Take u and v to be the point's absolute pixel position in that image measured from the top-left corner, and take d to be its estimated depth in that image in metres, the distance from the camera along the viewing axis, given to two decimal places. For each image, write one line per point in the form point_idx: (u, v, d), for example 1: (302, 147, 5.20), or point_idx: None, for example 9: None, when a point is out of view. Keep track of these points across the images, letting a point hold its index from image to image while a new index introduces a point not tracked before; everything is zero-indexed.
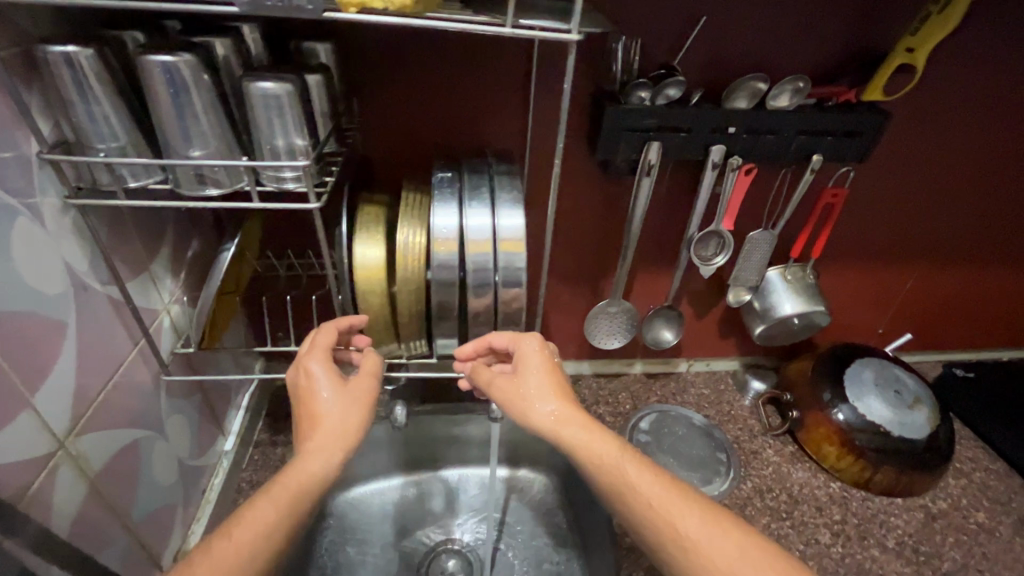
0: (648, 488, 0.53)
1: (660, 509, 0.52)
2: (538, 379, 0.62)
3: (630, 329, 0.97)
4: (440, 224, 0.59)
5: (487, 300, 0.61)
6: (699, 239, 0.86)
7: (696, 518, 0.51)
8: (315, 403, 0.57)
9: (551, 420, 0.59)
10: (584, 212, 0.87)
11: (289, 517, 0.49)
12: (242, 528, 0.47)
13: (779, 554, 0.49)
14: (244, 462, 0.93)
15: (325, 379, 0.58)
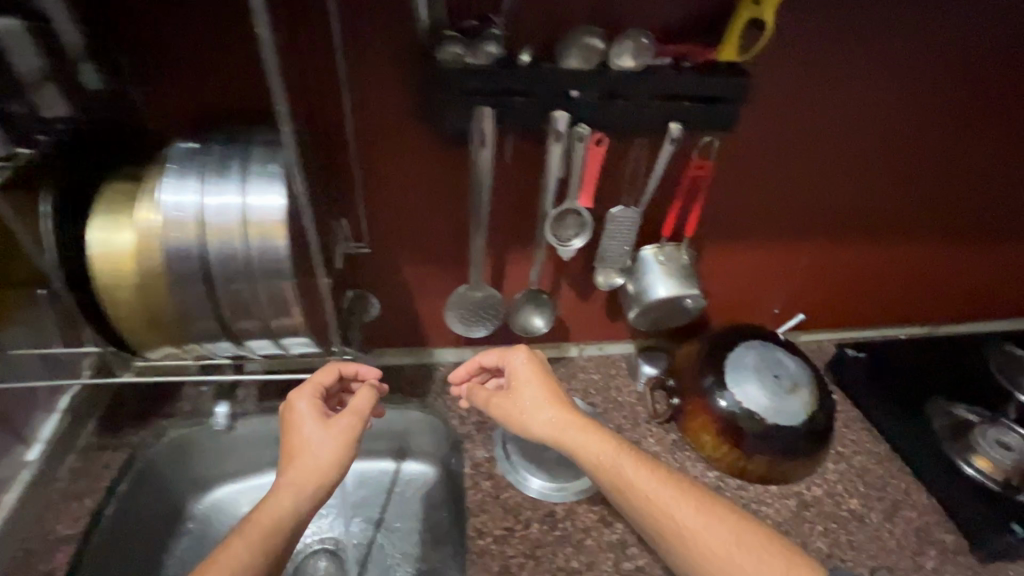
0: (647, 485, 0.67)
1: (658, 502, 0.66)
2: (533, 397, 0.76)
3: (497, 317, 0.90)
4: (172, 204, 0.49)
5: (249, 297, 0.52)
6: (555, 218, 0.78)
7: (687, 511, 0.65)
8: (305, 439, 0.69)
9: (551, 426, 0.73)
10: (427, 187, 0.78)
11: (265, 543, 0.60)
12: (223, 557, 0.58)
13: (769, 539, 0.62)
14: (61, 473, 0.84)
15: (306, 414, 0.71)
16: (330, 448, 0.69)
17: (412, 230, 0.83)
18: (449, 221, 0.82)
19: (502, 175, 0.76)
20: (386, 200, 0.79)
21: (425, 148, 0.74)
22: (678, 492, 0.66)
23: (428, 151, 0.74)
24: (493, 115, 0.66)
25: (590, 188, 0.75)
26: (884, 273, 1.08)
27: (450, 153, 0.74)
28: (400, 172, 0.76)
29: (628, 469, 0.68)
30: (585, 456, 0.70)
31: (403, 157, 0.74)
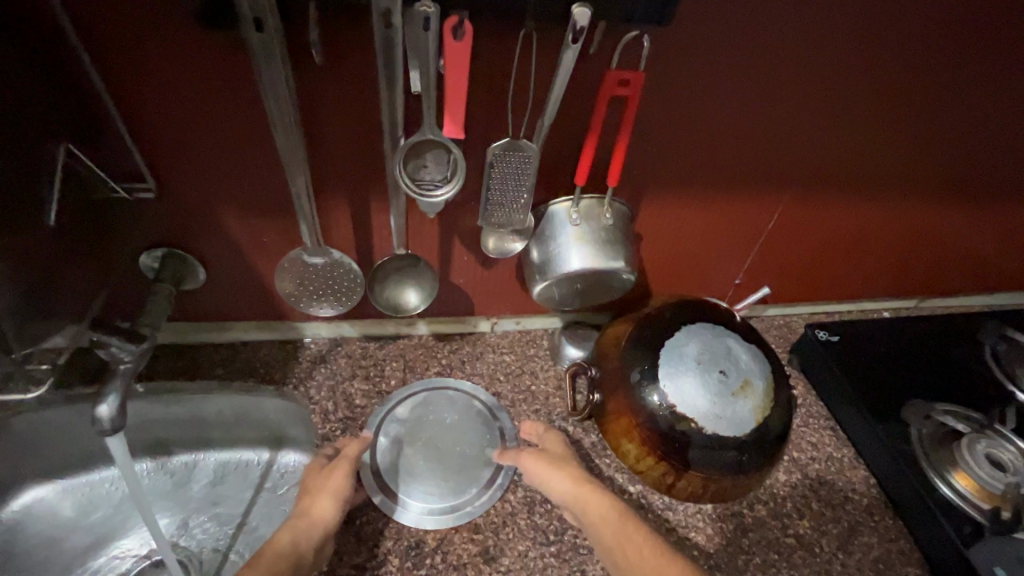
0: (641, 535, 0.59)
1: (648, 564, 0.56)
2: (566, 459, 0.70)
3: (354, 292, 0.67)
4: None
5: None
6: (410, 153, 0.53)
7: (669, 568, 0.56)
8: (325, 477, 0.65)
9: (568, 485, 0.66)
10: (212, 101, 0.52)
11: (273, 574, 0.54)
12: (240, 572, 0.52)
13: None
14: None
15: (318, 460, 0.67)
16: (337, 493, 0.64)
17: (211, 166, 0.58)
18: (262, 154, 0.57)
19: (318, 84, 0.50)
20: (154, 119, 0.53)
21: (187, 35, 0.47)
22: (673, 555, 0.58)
23: (191, 40, 0.47)
24: None
25: (457, 112, 0.49)
26: (871, 237, 0.85)
27: (228, 45, 0.48)
28: (161, 75, 0.50)
29: (624, 530, 0.60)
30: (593, 508, 0.63)
31: (157, 49, 0.48)
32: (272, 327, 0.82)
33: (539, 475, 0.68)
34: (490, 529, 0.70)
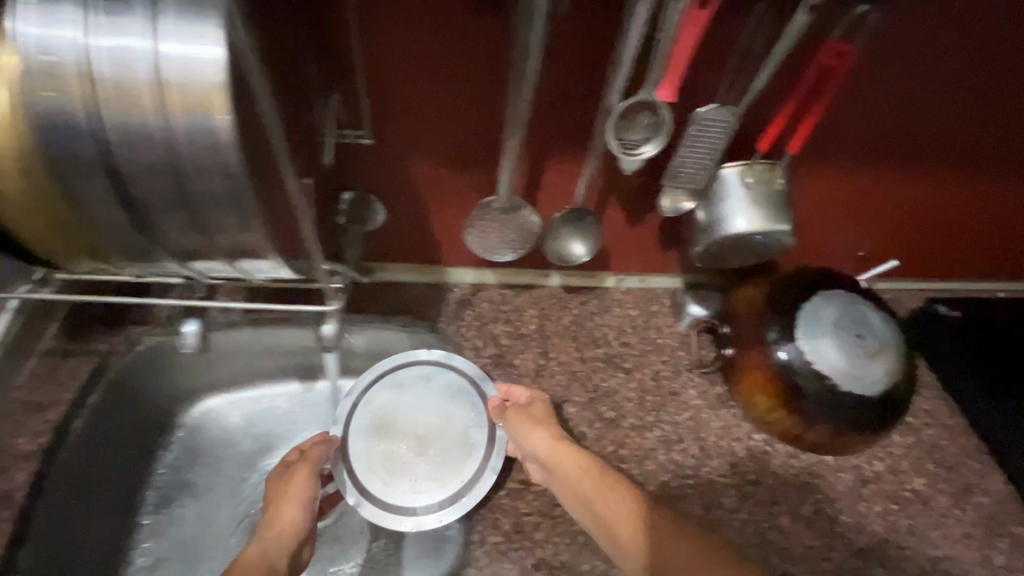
0: (616, 517, 0.62)
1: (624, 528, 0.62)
2: (522, 422, 0.72)
3: (528, 239, 0.72)
4: (55, 42, 0.36)
5: (211, 184, 0.39)
6: (622, 114, 0.57)
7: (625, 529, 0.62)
8: (287, 486, 0.67)
9: (547, 447, 0.68)
10: (442, 46, 0.56)
11: None
12: None
13: None
14: (22, 376, 0.72)
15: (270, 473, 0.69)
16: (302, 500, 0.66)
17: (423, 112, 0.62)
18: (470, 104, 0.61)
19: (556, 36, 0.54)
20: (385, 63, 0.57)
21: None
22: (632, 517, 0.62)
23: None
24: None
25: (677, 77, 0.52)
26: (939, 221, 0.84)
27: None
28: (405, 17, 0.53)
29: (607, 496, 0.64)
30: (571, 484, 0.66)
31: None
32: (423, 270, 0.90)
33: (520, 438, 0.71)
34: (633, 461, 0.76)
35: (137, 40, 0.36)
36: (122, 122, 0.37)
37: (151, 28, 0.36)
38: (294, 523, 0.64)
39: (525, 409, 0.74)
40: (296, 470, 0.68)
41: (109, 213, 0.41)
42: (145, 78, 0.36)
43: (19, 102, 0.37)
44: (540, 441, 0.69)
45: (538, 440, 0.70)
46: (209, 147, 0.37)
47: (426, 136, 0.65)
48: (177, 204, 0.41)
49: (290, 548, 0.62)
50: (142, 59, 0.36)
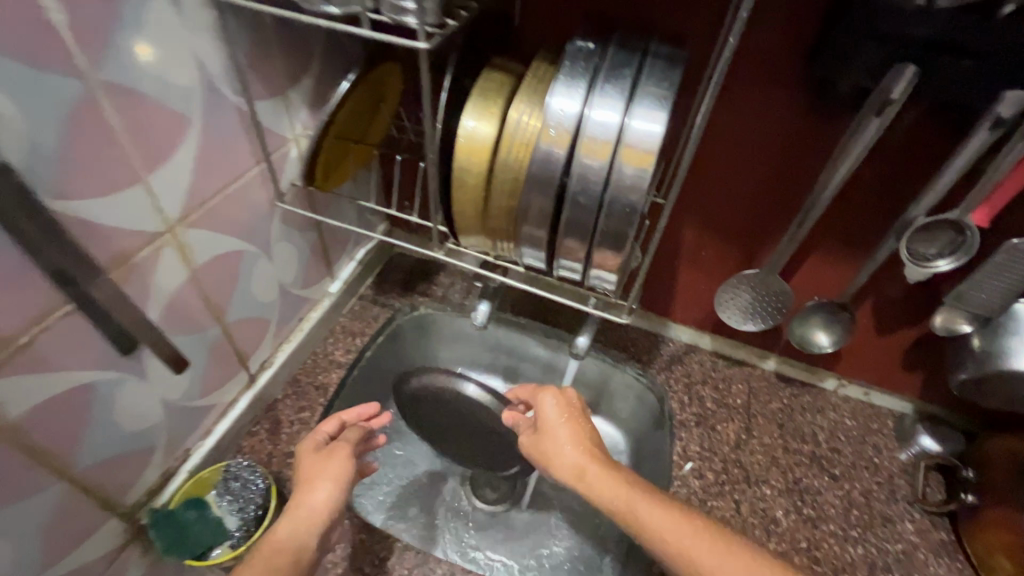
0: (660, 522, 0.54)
1: (672, 540, 0.53)
2: (556, 433, 0.63)
3: (774, 316, 0.77)
4: (557, 108, 0.48)
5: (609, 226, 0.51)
6: (922, 229, 0.61)
7: (700, 539, 0.53)
8: (324, 464, 0.62)
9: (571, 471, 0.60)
10: (764, 128, 0.64)
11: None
12: None
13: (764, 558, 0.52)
14: (345, 308, 0.97)
15: (316, 462, 0.62)
16: (341, 480, 0.61)
17: (728, 182, 0.70)
18: (771, 185, 0.68)
19: (876, 156, 0.60)
20: (717, 139, 0.66)
21: (788, 71, 0.58)
22: (706, 526, 0.54)
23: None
24: (915, 78, 0.50)
25: (997, 203, 0.55)
26: None
27: (823, 101, 0.59)
28: (751, 99, 0.62)
29: (645, 509, 0.55)
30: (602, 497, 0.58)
31: (760, 79, 0.60)
32: (649, 318, 0.98)
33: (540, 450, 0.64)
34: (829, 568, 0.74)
35: (616, 110, 0.47)
36: (582, 167, 0.48)
37: (630, 104, 0.46)
38: (326, 504, 0.58)
39: (540, 430, 0.65)
40: (337, 446, 0.64)
41: (536, 223, 0.53)
42: (612, 138, 0.47)
43: (519, 130, 0.52)
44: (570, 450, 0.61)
45: (569, 446, 0.62)
46: (636, 193, 0.47)
47: (712, 218, 0.75)
48: (581, 230, 0.51)
49: (319, 531, 0.58)
50: (615, 125, 0.46)
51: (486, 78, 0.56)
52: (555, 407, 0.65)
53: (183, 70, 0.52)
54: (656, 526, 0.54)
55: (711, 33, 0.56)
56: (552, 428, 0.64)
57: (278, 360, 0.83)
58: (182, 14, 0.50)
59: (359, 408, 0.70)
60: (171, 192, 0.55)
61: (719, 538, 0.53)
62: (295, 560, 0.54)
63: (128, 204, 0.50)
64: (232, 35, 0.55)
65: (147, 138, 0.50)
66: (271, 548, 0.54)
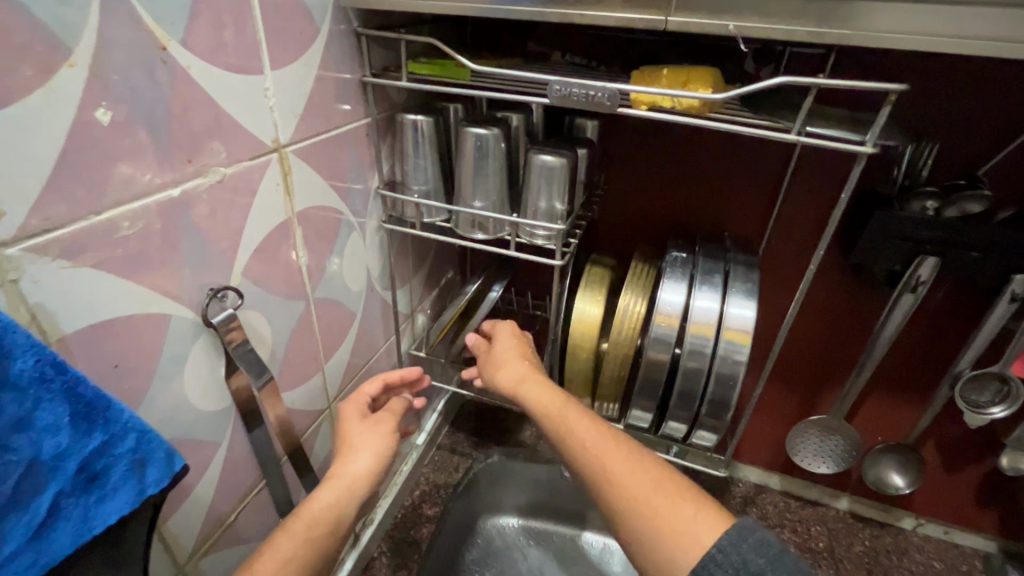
0: (583, 429, 0.52)
1: (592, 450, 0.50)
2: (507, 356, 0.64)
3: (847, 459, 0.82)
4: (666, 299, 0.61)
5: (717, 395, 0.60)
6: (972, 380, 0.70)
7: (622, 458, 0.48)
8: (364, 431, 0.59)
9: (514, 381, 0.60)
10: (813, 298, 0.77)
11: (311, 553, 0.48)
12: (263, 562, 0.45)
13: (689, 488, 0.46)
14: (426, 459, 1.03)
15: (357, 428, 0.59)
16: (379, 451, 0.58)
17: (788, 339, 0.81)
18: (825, 343, 0.79)
19: (918, 320, 0.72)
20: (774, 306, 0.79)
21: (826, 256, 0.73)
22: (632, 447, 0.50)
23: (767, 158, 0.66)
24: (937, 266, 0.63)
25: None
26: None
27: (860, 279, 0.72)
28: None
29: (578, 417, 0.53)
30: (535, 404, 0.57)
31: None
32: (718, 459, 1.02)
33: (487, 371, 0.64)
34: None
35: (715, 302, 0.59)
36: (693, 348, 0.58)
37: (725, 298, 0.59)
38: (366, 473, 0.55)
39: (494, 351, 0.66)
40: (380, 417, 0.61)
41: (645, 391, 0.62)
42: (714, 322, 0.58)
43: (628, 315, 0.64)
44: (515, 371, 0.61)
45: (511, 370, 0.62)
46: (738, 365, 0.57)
47: (774, 369, 0.85)
48: (688, 396, 0.61)
49: (357, 499, 0.54)
50: (716, 313, 0.59)
51: (590, 273, 0.69)
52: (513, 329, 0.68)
53: (358, 280, 0.65)
54: (575, 434, 0.52)
55: (758, 233, 0.71)
56: (502, 349, 0.65)
57: (377, 517, 0.87)
58: (365, 238, 0.65)
59: (402, 371, 0.67)
60: (335, 372, 0.65)
61: (640, 457, 0.49)
62: (331, 530, 0.50)
63: (310, 391, 0.60)
64: (390, 246, 0.70)
65: (330, 335, 0.62)
66: (311, 513, 0.50)
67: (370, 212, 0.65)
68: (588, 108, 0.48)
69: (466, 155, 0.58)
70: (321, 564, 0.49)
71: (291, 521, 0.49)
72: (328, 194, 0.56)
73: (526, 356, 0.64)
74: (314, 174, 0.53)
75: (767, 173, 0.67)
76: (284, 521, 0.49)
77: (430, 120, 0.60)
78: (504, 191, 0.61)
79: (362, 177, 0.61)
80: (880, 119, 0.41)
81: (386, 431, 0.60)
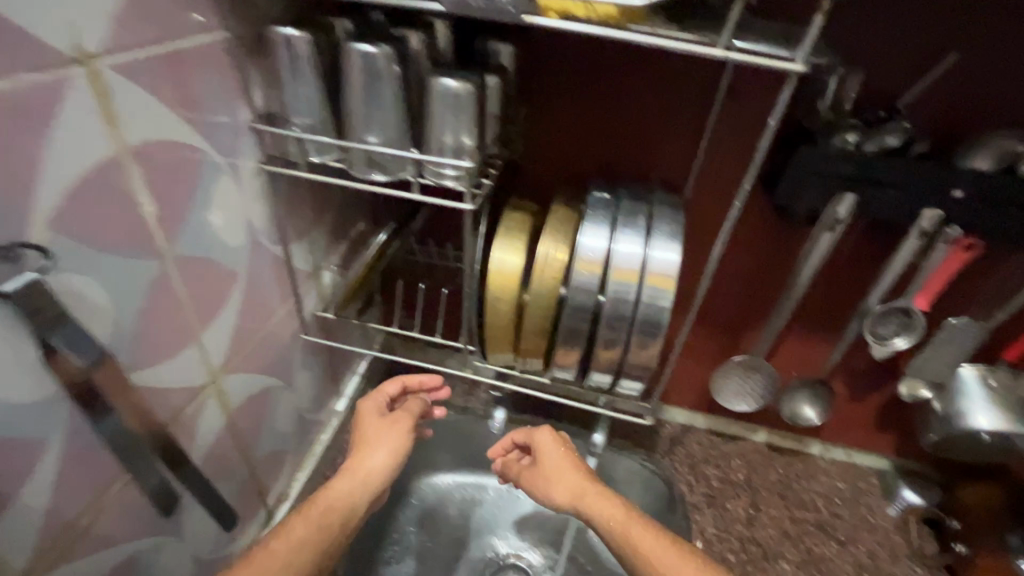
0: (638, 533, 0.54)
1: (650, 555, 0.52)
2: (554, 463, 0.64)
3: (765, 396, 0.85)
4: (588, 244, 0.56)
5: (640, 342, 0.57)
6: (879, 315, 0.72)
7: (681, 562, 0.51)
8: (387, 425, 0.62)
9: (564, 496, 0.61)
10: (738, 240, 0.75)
11: (326, 537, 0.52)
12: (278, 542, 0.49)
13: None
14: None
15: (372, 417, 0.63)
16: (396, 451, 0.61)
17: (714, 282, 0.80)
18: (749, 285, 0.79)
19: (835, 258, 0.72)
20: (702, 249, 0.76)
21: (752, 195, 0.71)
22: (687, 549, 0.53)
23: (695, 89, 0.62)
24: (854, 203, 0.62)
25: (931, 291, 0.67)
26: None
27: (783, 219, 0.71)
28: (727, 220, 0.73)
29: (637, 526, 0.55)
30: (596, 513, 0.57)
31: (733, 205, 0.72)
32: None
33: (540, 489, 0.64)
34: None
35: (638, 246, 0.55)
36: (616, 295, 0.55)
37: (649, 241, 0.55)
38: (381, 469, 0.59)
39: (539, 464, 0.65)
40: (397, 417, 0.63)
41: (569, 344, 0.59)
42: (637, 267, 0.55)
43: (549, 263, 0.59)
44: (566, 482, 0.61)
45: (563, 482, 0.61)
46: (662, 312, 0.55)
47: (701, 313, 0.84)
48: (612, 345, 0.58)
49: (371, 493, 0.58)
50: (639, 258, 0.55)
51: (509, 219, 0.63)
52: (554, 438, 0.66)
53: (236, 232, 0.55)
54: (638, 543, 0.53)
55: (686, 173, 0.68)
56: (546, 460, 0.64)
57: (294, 491, 0.80)
58: (239, 183, 0.54)
59: (422, 375, 0.68)
60: (218, 341, 0.56)
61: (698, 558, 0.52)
62: (346, 518, 0.54)
63: (182, 367, 0.51)
64: (278, 192, 0.60)
65: (204, 298, 0.52)
66: (328, 501, 0.54)
67: (244, 150, 0.54)
68: (490, 18, 0.40)
69: (354, 80, 0.49)
70: (333, 552, 0.52)
71: (309, 508, 0.53)
72: (178, 127, 0.45)
73: (578, 465, 0.63)
74: (150, 99, 0.42)
75: (695, 105, 0.63)
76: (299, 508, 0.53)
77: (306, 35, 0.49)
78: (405, 124, 0.53)
79: (227, 105, 0.50)
80: (810, 32, 0.36)
81: (400, 426, 0.63)
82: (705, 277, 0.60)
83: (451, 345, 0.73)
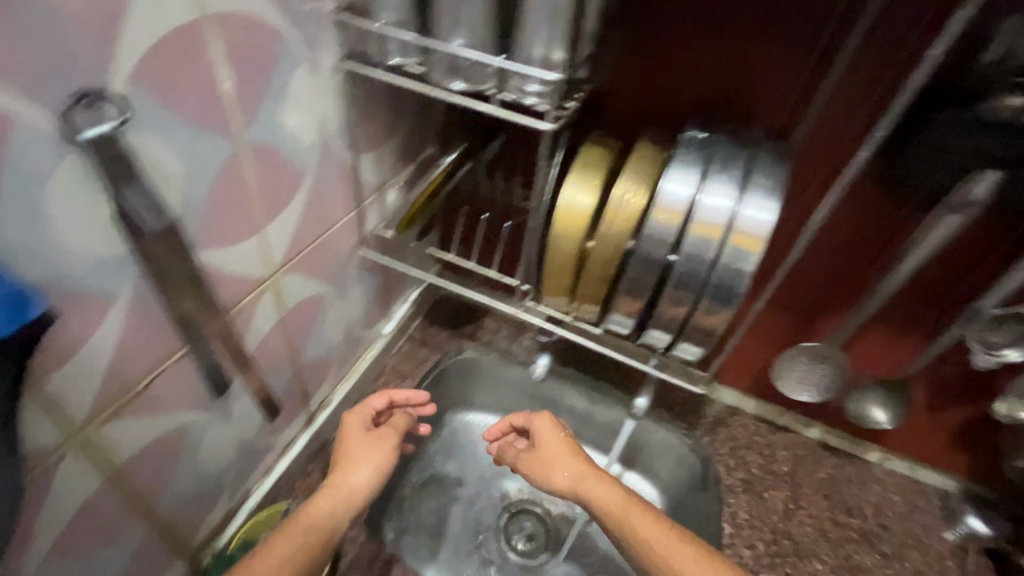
0: (644, 525, 0.52)
1: (659, 550, 0.51)
2: (549, 447, 0.63)
3: (831, 390, 0.79)
4: (670, 190, 0.51)
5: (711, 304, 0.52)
6: (992, 320, 0.63)
7: (689, 554, 0.50)
8: (368, 445, 0.61)
9: (565, 479, 0.59)
10: (839, 213, 0.67)
11: (308, 557, 0.49)
12: (261, 561, 0.47)
13: None
14: (395, 348, 0.96)
15: (355, 436, 0.61)
16: (378, 470, 0.59)
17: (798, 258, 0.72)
18: (840, 266, 0.71)
19: (952, 249, 0.63)
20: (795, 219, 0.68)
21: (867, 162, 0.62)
22: (694, 543, 0.51)
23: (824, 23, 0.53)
24: (995, 183, 0.53)
25: None
26: None
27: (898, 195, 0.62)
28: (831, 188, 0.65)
29: (641, 516, 0.53)
30: (595, 497, 0.56)
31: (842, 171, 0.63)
32: None
33: (536, 474, 0.63)
34: None
35: (728, 198, 0.50)
36: (694, 249, 0.50)
37: (742, 195, 0.50)
38: (364, 486, 0.57)
39: (536, 451, 0.64)
40: (381, 435, 0.62)
41: (632, 295, 0.55)
42: (722, 222, 0.49)
43: (624, 206, 0.54)
44: (563, 465, 0.60)
45: (561, 465, 0.60)
46: (742, 274, 0.50)
47: (777, 290, 0.77)
48: (679, 303, 0.53)
49: (352, 513, 0.55)
50: (726, 212, 0.50)
51: (587, 154, 0.58)
52: (552, 426, 0.64)
53: (309, 129, 0.54)
54: (645, 536, 0.52)
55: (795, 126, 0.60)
56: (542, 445, 0.63)
57: (334, 400, 0.82)
58: (316, 77, 0.52)
59: (409, 391, 0.68)
60: (280, 237, 0.56)
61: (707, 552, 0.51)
62: (327, 539, 0.52)
63: (246, 255, 0.51)
64: (355, 94, 0.58)
65: (272, 190, 0.52)
66: (308, 519, 0.52)
67: (326, 42, 0.52)
68: None
69: None
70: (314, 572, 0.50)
71: (288, 526, 0.51)
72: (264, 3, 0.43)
73: (577, 450, 0.62)
74: None
75: (822, 46, 0.54)
76: (281, 526, 0.51)
77: None
78: (494, 29, 0.49)
79: None
80: None
81: (382, 442, 0.62)
82: (796, 245, 0.54)
83: (507, 282, 0.71)
